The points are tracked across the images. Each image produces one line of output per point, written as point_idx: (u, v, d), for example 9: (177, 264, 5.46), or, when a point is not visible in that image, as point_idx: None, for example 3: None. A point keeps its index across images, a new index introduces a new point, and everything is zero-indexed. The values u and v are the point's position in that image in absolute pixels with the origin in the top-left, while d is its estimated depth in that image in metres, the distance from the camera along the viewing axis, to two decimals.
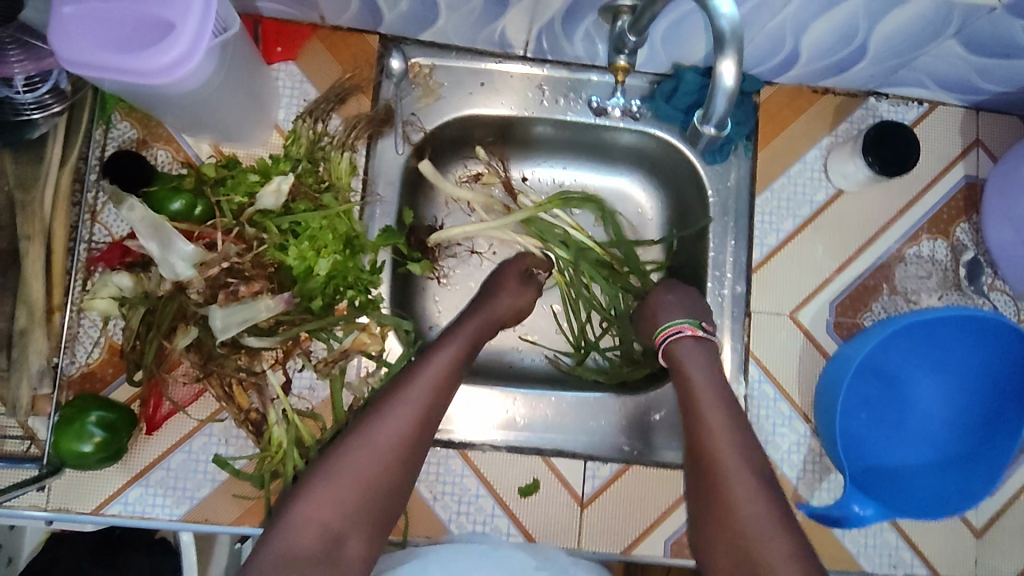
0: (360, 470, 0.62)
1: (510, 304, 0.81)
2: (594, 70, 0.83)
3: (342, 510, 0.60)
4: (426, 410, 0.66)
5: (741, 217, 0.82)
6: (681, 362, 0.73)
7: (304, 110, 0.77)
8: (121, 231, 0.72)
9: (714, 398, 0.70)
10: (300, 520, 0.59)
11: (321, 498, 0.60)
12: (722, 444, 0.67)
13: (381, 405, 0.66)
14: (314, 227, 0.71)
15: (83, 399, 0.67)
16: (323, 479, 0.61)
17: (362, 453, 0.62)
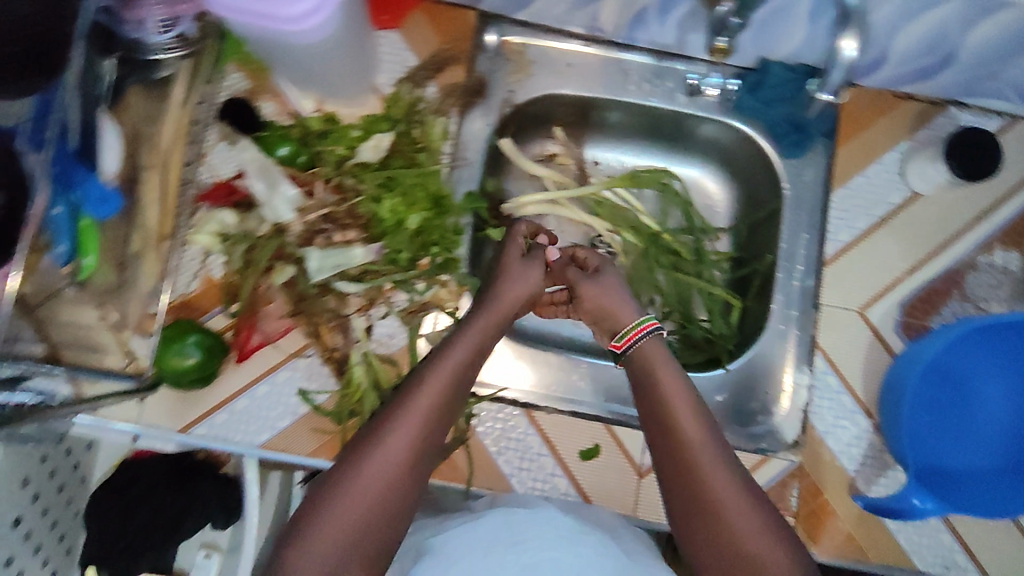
0: (370, 485, 0.57)
1: (520, 293, 0.74)
2: (680, 59, 0.84)
3: (354, 536, 0.55)
4: (435, 412, 0.62)
5: (815, 212, 0.83)
6: (647, 359, 0.71)
7: (406, 75, 0.81)
8: (229, 172, 0.76)
9: (681, 396, 0.67)
10: (308, 553, 0.54)
11: (329, 526, 0.55)
12: (707, 453, 0.63)
13: (386, 411, 0.61)
14: (407, 183, 0.76)
15: (183, 322, 0.72)
16: (329, 500, 0.56)
17: (373, 465, 0.58)
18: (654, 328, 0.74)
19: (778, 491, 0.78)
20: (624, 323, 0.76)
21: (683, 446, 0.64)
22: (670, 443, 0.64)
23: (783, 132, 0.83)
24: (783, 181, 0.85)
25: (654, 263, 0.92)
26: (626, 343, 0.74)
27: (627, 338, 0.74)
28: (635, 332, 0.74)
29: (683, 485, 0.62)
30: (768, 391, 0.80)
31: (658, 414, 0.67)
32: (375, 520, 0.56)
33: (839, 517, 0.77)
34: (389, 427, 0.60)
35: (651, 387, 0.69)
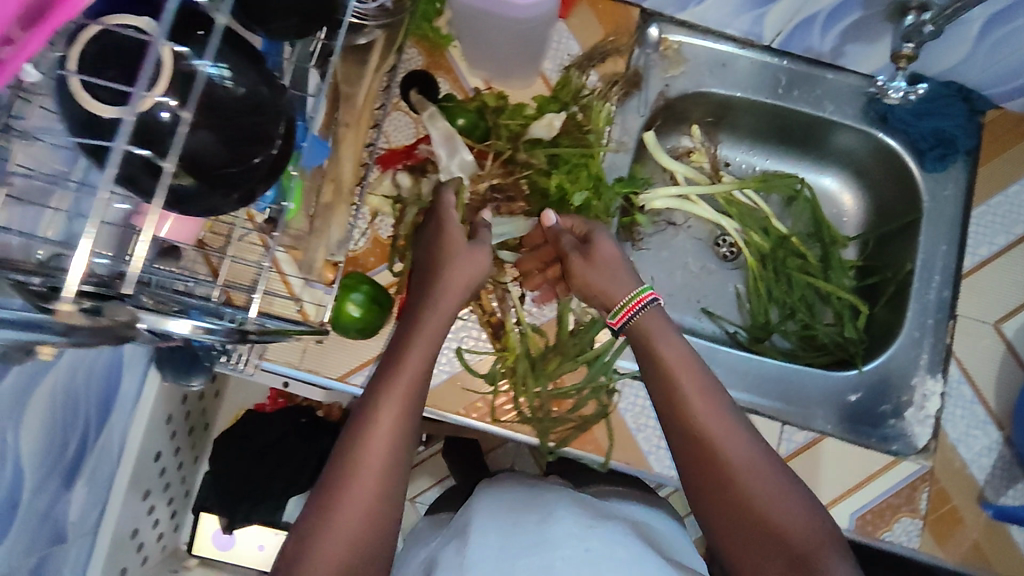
0: (375, 458, 0.58)
1: (471, 276, 0.70)
2: (831, 69, 0.88)
3: (369, 510, 0.56)
4: (409, 395, 0.62)
5: (955, 226, 0.85)
6: (647, 332, 0.69)
7: (572, 63, 0.83)
8: (406, 140, 0.82)
9: (691, 375, 0.64)
10: (331, 528, 0.55)
11: (346, 501, 0.56)
12: (715, 427, 0.61)
13: (376, 381, 0.63)
14: (574, 162, 0.79)
15: (350, 277, 0.77)
16: (345, 475, 0.57)
17: (374, 438, 0.59)
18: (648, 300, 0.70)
19: (907, 494, 0.79)
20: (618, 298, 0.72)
21: (696, 427, 0.62)
22: (687, 422, 0.62)
23: (927, 147, 0.84)
24: (923, 196, 0.86)
25: (783, 266, 0.94)
26: (623, 317, 0.71)
27: (623, 312, 0.70)
28: (631, 306, 0.70)
29: (697, 462, 0.61)
30: (902, 395, 0.83)
31: (663, 391, 0.65)
32: (384, 493, 0.57)
33: (966, 524, 0.78)
34: (382, 401, 0.61)
35: (656, 363, 0.66)
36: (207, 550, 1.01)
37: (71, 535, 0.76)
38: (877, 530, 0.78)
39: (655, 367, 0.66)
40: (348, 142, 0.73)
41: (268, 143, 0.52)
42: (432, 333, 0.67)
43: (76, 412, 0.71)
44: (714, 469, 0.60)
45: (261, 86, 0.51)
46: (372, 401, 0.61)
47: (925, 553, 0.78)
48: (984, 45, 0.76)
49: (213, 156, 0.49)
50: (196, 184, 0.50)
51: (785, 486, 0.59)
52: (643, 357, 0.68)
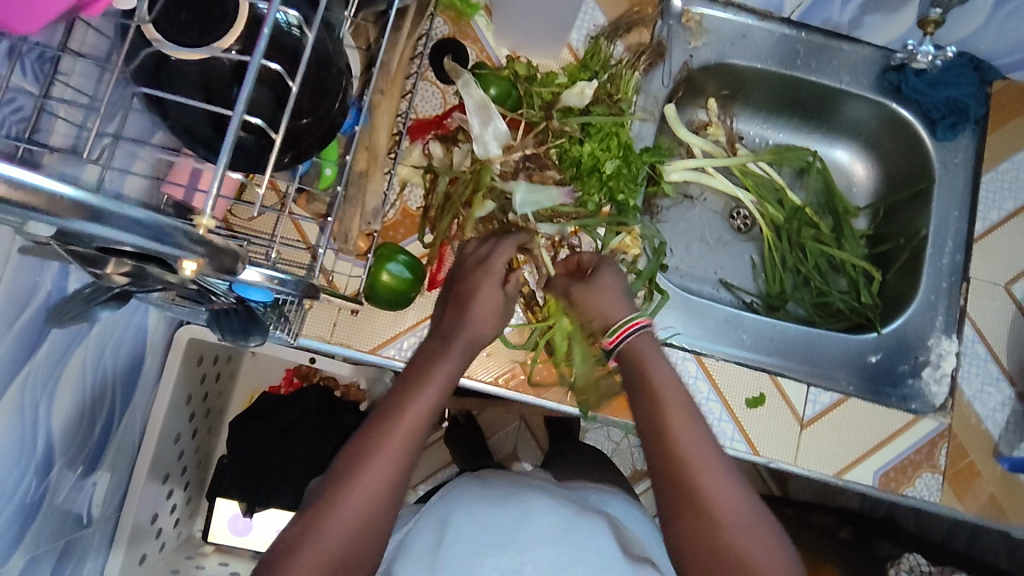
0: (377, 478, 0.54)
1: (492, 322, 0.70)
2: (846, 40, 0.90)
3: (362, 531, 0.53)
4: (414, 432, 0.57)
5: (965, 192, 0.88)
6: (640, 359, 0.66)
7: (599, 33, 0.83)
8: (434, 110, 0.80)
9: (676, 398, 0.62)
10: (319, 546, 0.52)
11: (338, 520, 0.53)
12: (691, 450, 0.59)
13: (392, 398, 0.60)
14: (607, 129, 0.79)
15: (384, 247, 0.75)
16: (341, 491, 0.54)
17: (378, 460, 0.55)
18: (644, 325, 0.68)
19: (927, 450, 0.82)
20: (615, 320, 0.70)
21: (674, 450, 0.59)
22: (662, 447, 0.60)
23: (939, 116, 0.87)
24: (934, 165, 0.89)
25: (799, 236, 0.96)
26: (616, 339, 0.68)
27: (617, 335, 0.68)
28: (623, 330, 0.68)
29: (671, 483, 0.58)
30: (919, 354, 0.86)
31: (651, 413, 0.62)
32: (378, 515, 0.54)
33: (984, 477, 0.81)
34: (396, 421, 0.57)
35: (643, 383, 0.64)
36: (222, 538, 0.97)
37: (94, 519, 0.74)
38: (901, 486, 0.81)
39: (649, 389, 0.63)
40: (383, 109, 0.72)
41: (330, 97, 0.51)
42: (455, 364, 0.65)
43: (102, 390, 0.69)
44: (684, 493, 0.57)
45: (324, 38, 0.50)
46: (369, 433, 0.57)
47: (946, 506, 0.81)
48: (999, 13, 0.80)
49: (273, 112, 0.47)
50: (257, 139, 0.48)
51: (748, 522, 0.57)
52: (637, 382, 0.65)
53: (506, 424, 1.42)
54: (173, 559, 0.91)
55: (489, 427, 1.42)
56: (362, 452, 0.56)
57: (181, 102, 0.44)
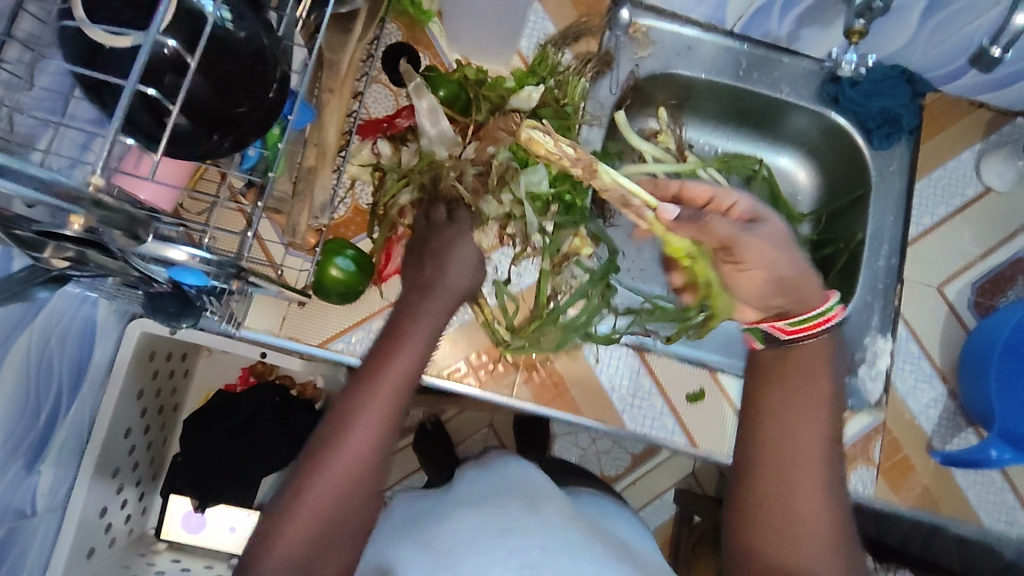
0: (361, 437, 0.56)
1: (470, 278, 0.70)
2: (787, 53, 0.94)
3: (352, 489, 0.56)
4: (397, 393, 0.59)
5: (901, 197, 0.92)
6: (790, 354, 0.62)
7: (547, 41, 0.88)
8: (386, 111, 0.84)
9: (799, 387, 0.60)
10: (309, 503, 0.54)
11: (328, 480, 0.55)
12: (798, 440, 0.58)
13: (375, 359, 0.60)
14: (552, 133, 0.82)
15: (332, 243, 0.77)
16: (331, 453, 0.55)
17: (362, 421, 0.57)
18: (835, 321, 0.61)
19: (864, 444, 0.84)
20: (807, 307, 0.61)
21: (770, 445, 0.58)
22: (764, 440, 0.59)
23: (875, 125, 0.91)
24: (871, 172, 0.93)
25: None
26: (800, 330, 0.61)
27: (805, 326, 0.61)
28: (808, 323, 0.61)
29: (766, 475, 0.57)
30: (856, 353, 0.87)
31: (762, 398, 0.61)
32: (367, 475, 0.56)
33: (918, 470, 0.84)
34: (378, 380, 0.58)
35: (785, 388, 0.61)
36: (176, 535, 0.98)
37: (40, 508, 0.75)
38: (837, 479, 0.83)
39: (762, 391, 0.61)
40: (332, 107, 0.74)
41: (266, 85, 0.53)
42: (438, 320, 0.66)
43: (48, 377, 0.69)
44: (777, 490, 0.57)
45: (260, 31, 0.52)
46: (353, 392, 0.58)
47: (881, 499, 0.83)
48: (925, 29, 0.84)
49: (208, 99, 0.50)
50: (193, 125, 0.50)
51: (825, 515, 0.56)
52: (761, 377, 0.62)
53: (473, 429, 1.42)
54: (124, 555, 0.90)
55: (457, 433, 1.41)
56: (347, 410, 0.57)
57: (116, 89, 0.46)
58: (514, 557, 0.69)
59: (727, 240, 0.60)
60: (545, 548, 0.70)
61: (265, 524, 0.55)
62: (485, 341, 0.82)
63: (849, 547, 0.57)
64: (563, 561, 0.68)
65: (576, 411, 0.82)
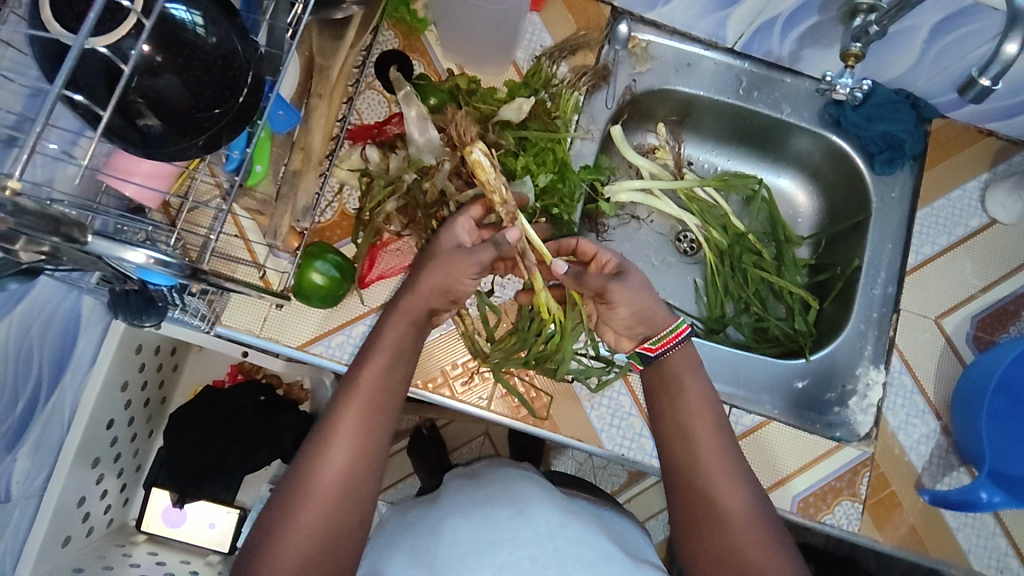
0: (339, 462, 0.60)
1: (464, 269, 0.67)
2: (789, 73, 0.93)
3: (335, 513, 0.59)
4: (373, 407, 0.63)
5: (901, 225, 0.90)
6: (677, 375, 0.70)
7: (543, 53, 0.87)
8: (378, 118, 0.84)
9: (707, 415, 0.68)
10: (297, 532, 0.58)
11: (312, 506, 0.59)
12: (715, 467, 0.66)
13: (345, 387, 0.64)
14: (541, 145, 0.82)
15: (316, 247, 0.77)
16: (311, 478, 0.60)
17: (339, 445, 0.61)
18: (687, 335, 0.70)
19: (849, 477, 0.82)
20: (660, 327, 0.70)
21: (698, 472, 0.66)
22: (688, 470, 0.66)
23: (877, 150, 0.89)
24: (871, 197, 0.91)
25: (740, 261, 0.97)
26: (660, 348, 0.69)
27: (662, 343, 0.69)
28: (670, 340, 0.69)
29: (691, 497, 0.65)
30: (846, 383, 0.87)
31: (675, 427, 0.69)
32: (348, 498, 0.60)
33: (905, 508, 0.81)
34: (352, 406, 0.63)
35: (681, 399, 0.69)
36: (156, 528, 0.98)
37: (15, 495, 0.76)
38: (819, 512, 0.81)
39: (676, 413, 0.69)
40: (319, 112, 0.75)
41: (237, 88, 0.54)
42: (410, 337, 0.68)
43: (29, 366, 0.71)
44: (711, 518, 0.64)
45: (232, 36, 0.53)
46: (332, 410, 0.63)
47: (865, 535, 0.81)
48: (930, 53, 0.81)
49: (178, 100, 0.50)
50: (165, 127, 0.51)
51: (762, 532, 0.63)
52: (658, 396, 0.71)
53: (469, 437, 1.37)
54: (101, 546, 0.91)
55: (453, 439, 1.37)
56: (328, 426, 0.62)
57: (83, 90, 0.47)
58: (504, 569, 0.67)
59: (602, 288, 0.70)
60: (536, 560, 0.68)
61: (254, 552, 0.58)
62: (464, 350, 0.81)
63: (780, 538, 0.64)
64: (554, 571, 0.67)
65: (553, 427, 0.81)
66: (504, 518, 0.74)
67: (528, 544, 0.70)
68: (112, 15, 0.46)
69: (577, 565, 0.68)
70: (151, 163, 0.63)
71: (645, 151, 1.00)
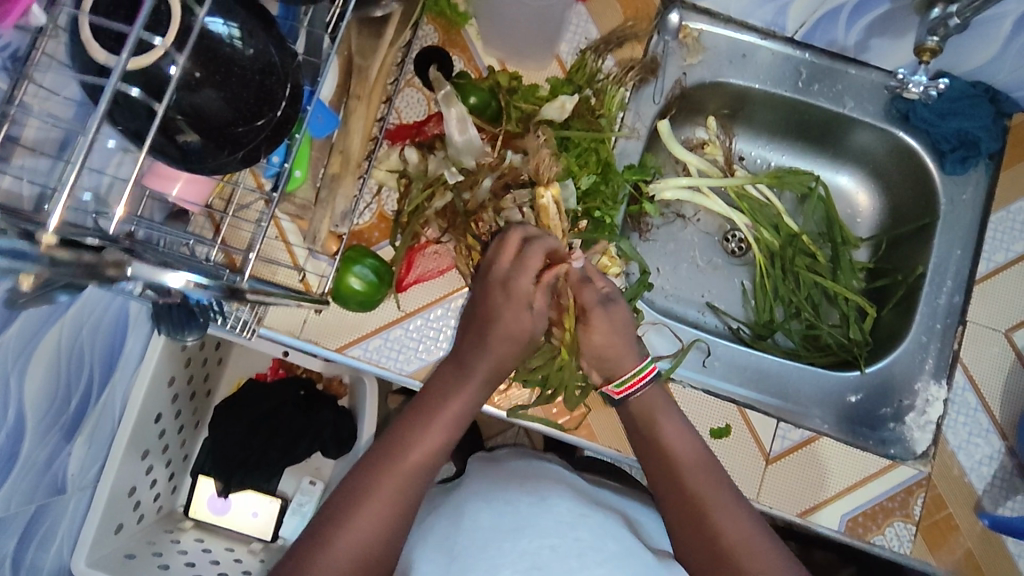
0: (404, 471, 0.62)
1: (510, 351, 0.70)
2: (853, 64, 0.86)
3: (390, 519, 0.60)
4: (443, 435, 0.65)
5: (971, 230, 0.84)
6: (654, 419, 0.72)
7: (588, 46, 0.83)
8: (417, 117, 0.81)
9: (685, 441, 0.70)
10: (342, 541, 0.57)
11: (370, 508, 0.59)
12: (702, 484, 0.67)
13: (412, 413, 0.67)
14: (583, 145, 0.80)
15: (355, 249, 0.77)
16: (361, 500, 0.60)
17: (410, 450, 0.63)
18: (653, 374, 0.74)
19: (902, 497, 0.78)
20: (624, 371, 0.74)
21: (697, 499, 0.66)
22: (691, 506, 0.66)
23: (949, 148, 0.83)
24: (940, 199, 0.85)
25: (791, 265, 0.92)
26: (626, 391, 0.73)
27: (627, 386, 0.73)
28: (633, 383, 0.73)
29: (701, 540, 0.63)
30: (902, 398, 0.82)
31: (661, 450, 0.70)
32: (403, 507, 0.61)
33: (961, 532, 0.77)
34: (426, 428, 0.65)
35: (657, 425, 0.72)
36: (201, 513, 1.02)
37: (70, 487, 0.79)
38: (868, 533, 0.77)
39: (662, 445, 0.70)
40: (358, 115, 0.74)
41: (274, 103, 0.52)
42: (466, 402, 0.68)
43: (79, 368, 0.72)
44: (716, 547, 0.62)
45: (270, 47, 0.51)
46: (402, 430, 0.65)
47: (917, 559, 0.77)
48: (1015, 43, 0.74)
49: (218, 115, 0.49)
50: (205, 142, 0.50)
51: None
52: (647, 422, 0.72)
53: (503, 428, 1.37)
54: (151, 530, 0.95)
55: (487, 429, 1.37)
56: (393, 443, 0.64)
57: (123, 107, 0.46)
58: (524, 558, 0.65)
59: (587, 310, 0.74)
60: (557, 549, 0.66)
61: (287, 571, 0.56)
62: None
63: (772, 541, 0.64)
64: (574, 563, 0.65)
65: (591, 436, 0.80)
66: (525, 506, 0.72)
67: (550, 533, 0.68)
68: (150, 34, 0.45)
69: (597, 556, 0.66)
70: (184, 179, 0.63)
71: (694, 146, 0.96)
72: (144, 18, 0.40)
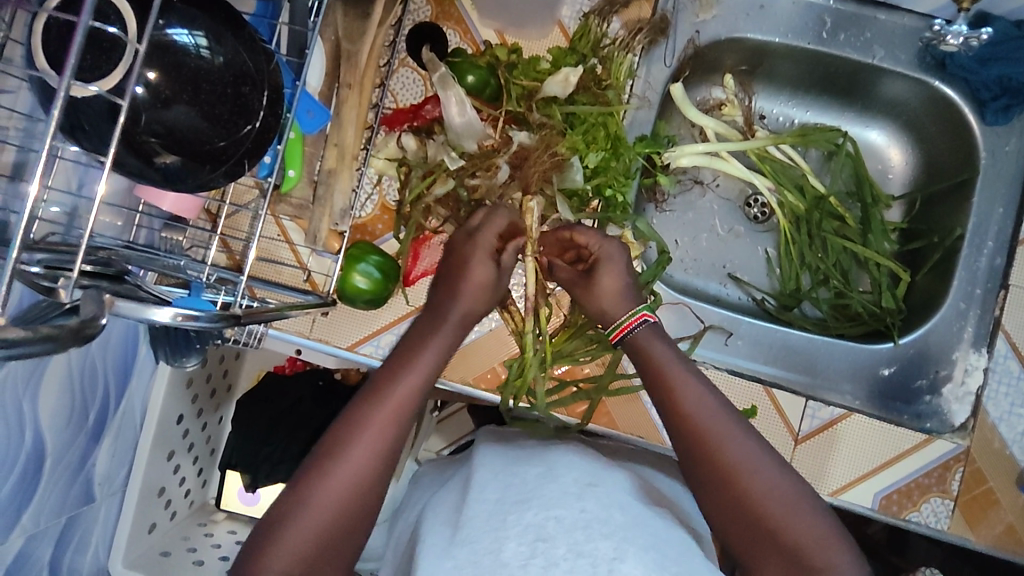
0: (387, 410, 0.57)
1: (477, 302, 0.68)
2: (882, 8, 0.79)
3: (375, 465, 0.55)
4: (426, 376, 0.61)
5: (1015, 184, 0.78)
6: (646, 352, 0.65)
7: (591, 9, 0.76)
8: (413, 99, 0.77)
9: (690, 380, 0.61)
10: (321, 492, 0.52)
11: (353, 451, 0.54)
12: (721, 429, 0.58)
13: (397, 355, 0.62)
14: (591, 121, 0.75)
15: (360, 245, 0.74)
16: (345, 440, 0.55)
17: (393, 390, 0.58)
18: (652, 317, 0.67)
19: (939, 473, 0.75)
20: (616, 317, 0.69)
21: (717, 452, 0.57)
22: (708, 459, 0.57)
23: (990, 96, 0.76)
24: (981, 153, 0.78)
25: (819, 230, 0.87)
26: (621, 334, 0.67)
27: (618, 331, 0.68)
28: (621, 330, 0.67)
29: (722, 492, 0.55)
30: (939, 369, 0.78)
31: (672, 397, 0.61)
32: (391, 450, 0.56)
33: (1002, 506, 0.73)
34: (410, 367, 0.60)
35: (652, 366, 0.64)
36: (234, 505, 1.05)
37: (98, 494, 0.79)
38: (904, 510, 0.74)
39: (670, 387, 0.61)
40: (350, 104, 0.70)
41: (250, 115, 0.48)
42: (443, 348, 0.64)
43: (93, 382, 0.71)
44: (737, 500, 0.55)
45: (241, 53, 0.47)
46: (387, 370, 0.60)
47: (955, 534, 0.74)
48: None
49: (194, 132, 0.45)
50: (185, 161, 0.46)
51: (823, 531, 0.54)
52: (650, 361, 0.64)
53: None
54: (183, 526, 0.97)
55: None
56: (377, 382, 0.59)
57: (89, 132, 0.42)
58: (529, 531, 0.57)
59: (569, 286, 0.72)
60: (562, 520, 0.57)
61: (261, 530, 0.52)
62: (513, 347, 0.78)
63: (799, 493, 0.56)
64: (581, 535, 0.56)
65: (612, 421, 0.78)
66: (533, 476, 0.64)
67: (556, 502, 0.59)
68: (105, 52, 0.40)
69: (604, 529, 0.56)
70: (174, 198, 0.61)
71: (711, 107, 0.89)
72: (79, 49, 0.36)
